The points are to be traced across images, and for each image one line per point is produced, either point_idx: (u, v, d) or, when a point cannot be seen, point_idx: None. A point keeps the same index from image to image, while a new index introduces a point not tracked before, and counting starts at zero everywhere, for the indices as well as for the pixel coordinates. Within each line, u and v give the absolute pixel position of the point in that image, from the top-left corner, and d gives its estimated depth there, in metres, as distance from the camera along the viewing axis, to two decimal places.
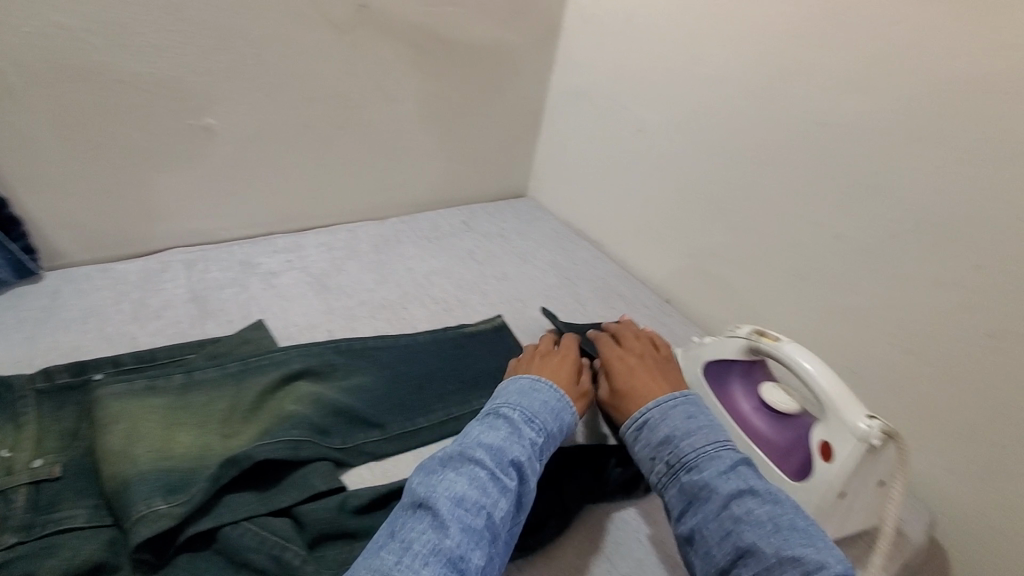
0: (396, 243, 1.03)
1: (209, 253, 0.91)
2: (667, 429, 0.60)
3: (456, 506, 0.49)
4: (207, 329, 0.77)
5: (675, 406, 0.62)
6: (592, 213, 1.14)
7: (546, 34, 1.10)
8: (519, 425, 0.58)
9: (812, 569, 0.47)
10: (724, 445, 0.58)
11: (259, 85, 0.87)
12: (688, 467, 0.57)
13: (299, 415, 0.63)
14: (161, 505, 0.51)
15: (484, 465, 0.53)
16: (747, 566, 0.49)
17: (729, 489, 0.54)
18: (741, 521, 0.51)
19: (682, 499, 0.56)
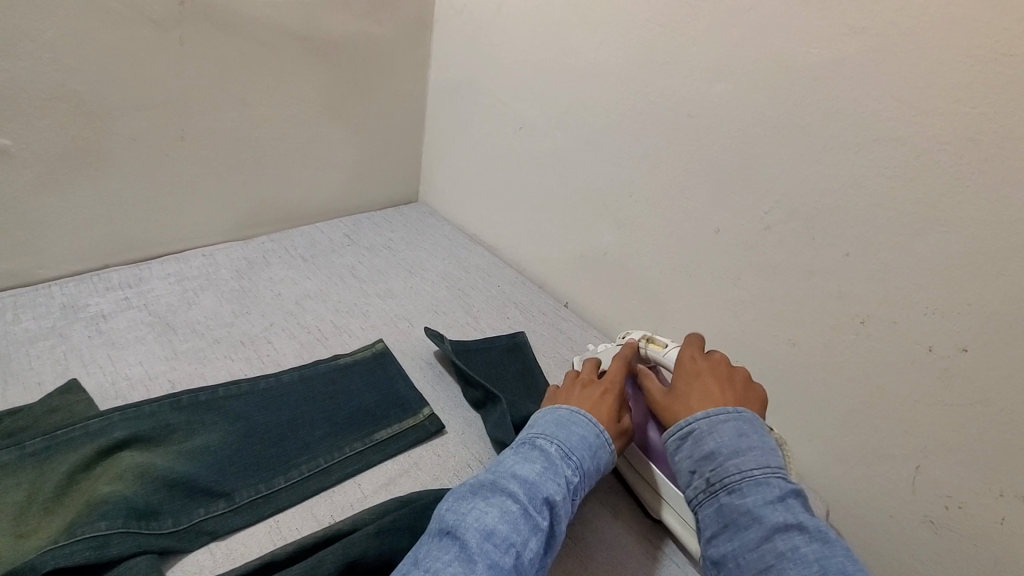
0: (263, 265, 0.92)
1: (22, 298, 0.76)
2: (713, 444, 0.51)
3: (485, 539, 0.44)
4: (9, 396, 0.63)
5: (727, 422, 0.52)
6: (485, 217, 1.08)
7: (417, 26, 1.02)
8: (557, 462, 0.53)
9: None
10: (774, 469, 0.49)
11: (61, 94, 0.72)
12: (730, 489, 0.48)
13: (113, 499, 0.52)
14: None
15: (517, 499, 0.48)
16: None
17: (774, 521, 0.45)
18: (785, 559, 0.43)
19: (719, 523, 0.48)
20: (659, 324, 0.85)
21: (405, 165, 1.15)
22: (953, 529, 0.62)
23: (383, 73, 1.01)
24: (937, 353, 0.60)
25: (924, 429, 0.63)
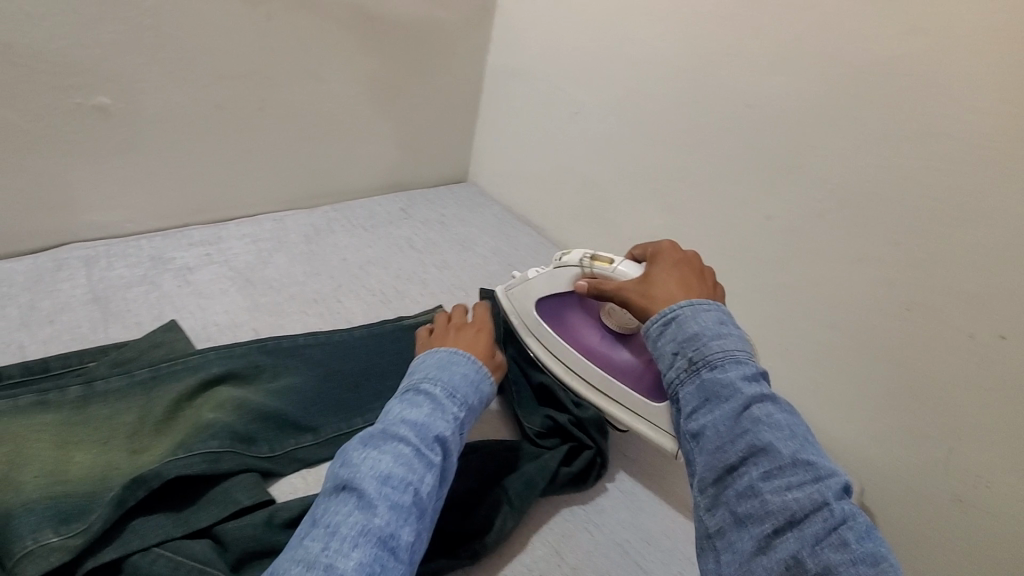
0: (327, 233, 0.97)
1: (114, 248, 0.82)
2: (697, 326, 0.49)
3: (382, 484, 0.45)
4: (112, 333, 0.69)
5: (710, 309, 0.50)
6: (534, 198, 1.12)
7: (480, 12, 1.06)
8: (442, 401, 0.54)
9: (823, 475, 0.41)
10: (752, 351, 0.48)
11: (160, 60, 0.77)
12: (712, 365, 0.47)
13: (219, 424, 0.57)
14: (54, 537, 0.44)
15: (408, 442, 0.49)
16: (757, 466, 0.41)
17: (754, 392, 0.45)
18: (761, 423, 0.43)
19: (699, 397, 0.46)
20: None
21: (457, 145, 1.19)
22: (979, 506, 0.66)
23: (444, 55, 1.05)
24: (979, 340, 0.64)
25: (960, 412, 0.66)
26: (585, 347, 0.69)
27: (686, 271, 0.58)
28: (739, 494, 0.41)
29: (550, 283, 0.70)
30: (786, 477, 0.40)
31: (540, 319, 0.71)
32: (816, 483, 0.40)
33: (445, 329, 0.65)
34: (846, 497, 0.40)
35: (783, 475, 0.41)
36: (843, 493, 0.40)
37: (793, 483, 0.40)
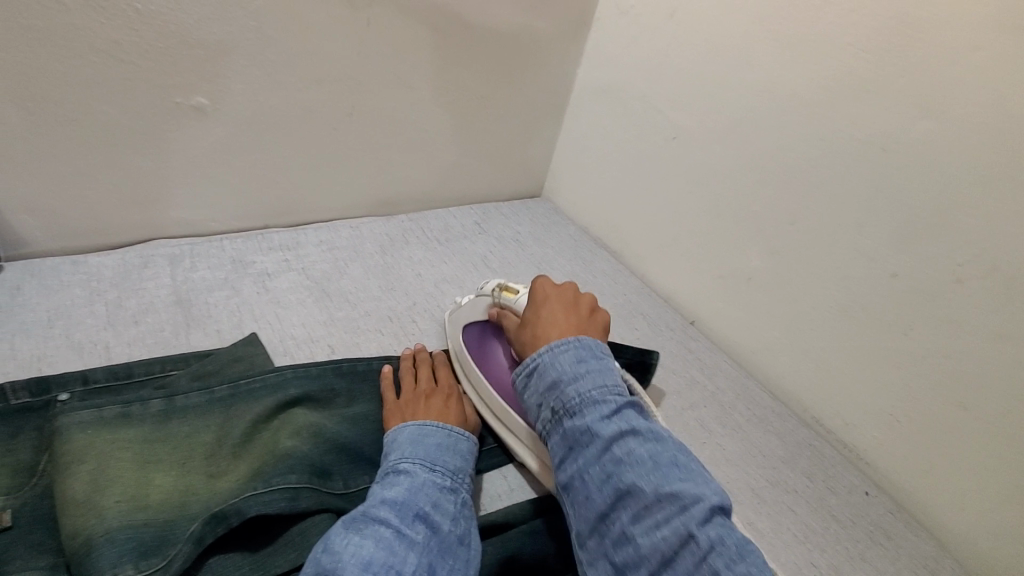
0: (402, 244, 0.95)
1: (197, 247, 0.82)
2: (554, 373, 0.53)
3: (363, 572, 0.44)
4: (193, 340, 0.68)
5: (565, 350, 0.54)
6: (613, 222, 1.07)
7: (579, 23, 1.00)
8: (419, 475, 0.53)
9: (688, 503, 0.44)
10: (610, 387, 0.52)
11: (259, 62, 0.76)
12: (572, 414, 0.51)
13: (297, 455, 0.54)
14: (134, 574, 0.43)
15: (390, 524, 0.48)
16: (626, 510, 0.45)
17: (609, 431, 0.48)
18: (623, 464, 0.47)
19: (565, 446, 0.51)
20: (798, 360, 0.81)
21: (537, 160, 1.15)
22: None
23: (537, 67, 1.01)
24: None
25: None
26: (490, 376, 0.68)
27: (558, 303, 0.61)
28: (616, 540, 0.45)
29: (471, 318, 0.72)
30: (654, 516, 0.44)
31: (461, 347, 0.72)
32: (680, 514, 0.43)
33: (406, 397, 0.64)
34: (713, 516, 0.43)
35: (651, 515, 0.44)
36: (708, 515, 0.43)
37: (660, 521, 0.44)
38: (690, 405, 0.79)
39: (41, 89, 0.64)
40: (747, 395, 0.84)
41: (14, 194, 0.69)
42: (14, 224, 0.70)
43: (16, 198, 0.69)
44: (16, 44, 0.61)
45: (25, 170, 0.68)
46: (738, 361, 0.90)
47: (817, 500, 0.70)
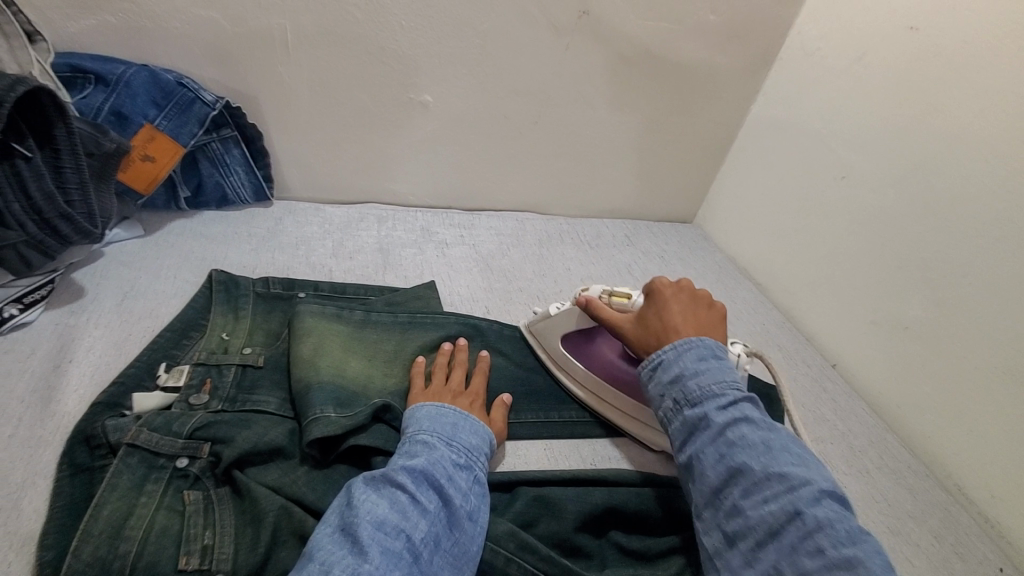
0: (558, 242, 1.07)
1: (400, 214, 1.02)
2: (677, 370, 0.57)
3: (376, 529, 0.45)
4: (387, 279, 0.87)
5: (689, 348, 0.58)
6: (764, 256, 1.08)
7: (762, 61, 1.04)
8: (440, 450, 0.54)
9: (796, 485, 0.46)
10: (727, 382, 0.54)
11: (475, 72, 0.92)
12: (693, 404, 0.54)
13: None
14: (332, 413, 0.57)
15: (406, 489, 0.49)
16: (737, 486, 0.48)
17: (724, 420, 0.52)
18: (734, 447, 0.50)
19: (686, 433, 0.54)
20: (950, 423, 0.76)
21: (697, 187, 1.20)
22: None
23: (712, 99, 1.07)
24: None
25: None
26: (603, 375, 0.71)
27: (665, 287, 0.66)
28: (728, 513, 0.48)
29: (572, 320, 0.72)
30: (762, 492, 0.47)
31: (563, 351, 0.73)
32: (788, 494, 0.45)
33: (439, 383, 0.66)
34: (823, 499, 0.45)
35: (759, 490, 0.47)
36: (817, 498, 0.45)
37: (768, 496, 0.46)
38: (816, 438, 0.78)
39: (327, 78, 0.87)
40: (881, 445, 0.80)
41: (292, 152, 0.93)
42: (285, 174, 0.95)
43: (292, 155, 0.94)
44: (320, 44, 0.84)
45: (302, 135, 0.92)
46: (879, 413, 0.86)
47: (941, 561, 0.65)
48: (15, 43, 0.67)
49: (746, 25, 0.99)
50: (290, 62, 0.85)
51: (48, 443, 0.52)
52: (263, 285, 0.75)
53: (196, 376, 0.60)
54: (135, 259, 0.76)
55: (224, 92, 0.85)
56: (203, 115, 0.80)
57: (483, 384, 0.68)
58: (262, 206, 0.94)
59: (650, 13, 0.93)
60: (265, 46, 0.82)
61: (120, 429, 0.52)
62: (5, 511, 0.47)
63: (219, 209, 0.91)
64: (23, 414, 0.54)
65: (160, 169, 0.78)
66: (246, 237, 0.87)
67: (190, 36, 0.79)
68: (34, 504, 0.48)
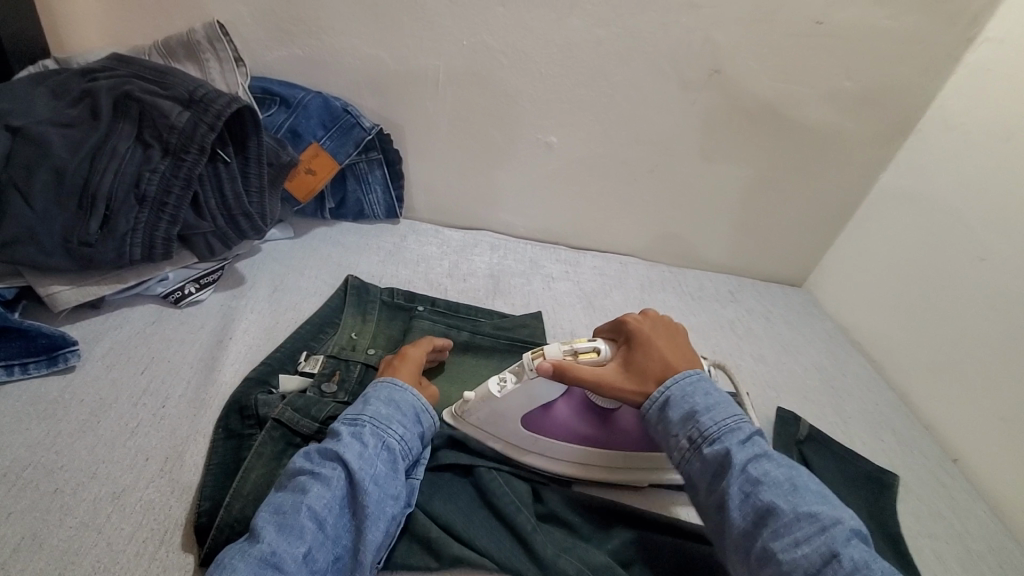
0: (660, 289, 1.07)
1: (511, 244, 1.08)
2: (688, 404, 0.55)
3: (273, 512, 0.47)
4: (496, 304, 0.92)
5: (693, 381, 0.57)
6: (881, 331, 1.03)
7: (897, 131, 1.01)
8: (340, 426, 0.54)
9: (828, 525, 0.45)
10: (741, 417, 0.54)
11: (601, 119, 0.97)
12: (709, 441, 0.53)
13: None
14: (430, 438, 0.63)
15: (304, 470, 0.51)
16: (767, 528, 0.47)
17: (744, 457, 0.51)
18: (758, 485, 0.49)
19: (706, 472, 0.52)
20: None
21: (812, 251, 1.16)
22: None
23: (838, 165, 1.04)
24: None
25: None
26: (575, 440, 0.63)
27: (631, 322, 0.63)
28: (760, 558, 0.46)
29: (533, 392, 0.60)
30: (794, 535, 0.45)
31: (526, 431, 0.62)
32: (822, 534, 0.45)
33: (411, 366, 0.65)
34: (854, 539, 0.45)
35: (792, 533, 0.45)
36: (850, 539, 0.45)
37: (801, 540, 0.45)
38: (927, 534, 0.73)
39: (466, 114, 0.95)
40: (1004, 554, 0.73)
41: (422, 177, 1.02)
42: (414, 196, 1.04)
43: (422, 180, 1.02)
44: (463, 84, 0.92)
45: (434, 164, 1.01)
46: (1007, 521, 0.77)
47: None
48: (226, 66, 0.81)
49: (885, 94, 0.96)
50: (436, 98, 0.93)
51: (209, 406, 0.60)
52: (388, 294, 0.82)
53: (329, 366, 0.67)
54: (286, 257, 0.87)
55: (377, 120, 0.95)
56: (359, 138, 0.90)
57: (417, 350, 0.68)
58: (390, 223, 1.04)
59: (783, 76, 0.93)
60: (418, 82, 0.92)
61: (268, 404, 0.59)
62: (173, 459, 0.55)
63: (354, 222, 1.01)
64: (192, 379, 0.63)
65: (318, 182, 0.89)
66: (377, 249, 0.96)
67: (356, 70, 0.90)
68: (194, 458, 0.55)
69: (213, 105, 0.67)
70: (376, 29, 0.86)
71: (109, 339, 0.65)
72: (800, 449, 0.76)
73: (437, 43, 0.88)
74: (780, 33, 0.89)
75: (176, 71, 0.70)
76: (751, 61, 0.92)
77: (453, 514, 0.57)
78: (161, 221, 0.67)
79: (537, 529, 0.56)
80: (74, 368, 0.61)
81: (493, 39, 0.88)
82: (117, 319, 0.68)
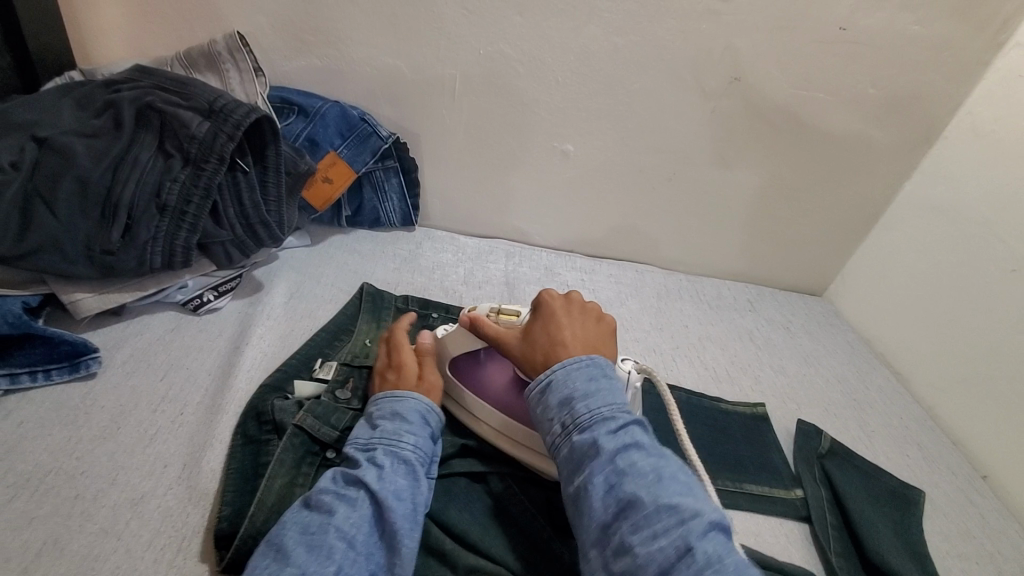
0: (677, 298, 1.06)
1: (526, 252, 1.08)
2: (566, 391, 0.53)
3: (300, 536, 0.46)
4: None
5: (578, 368, 0.55)
6: (906, 342, 1.00)
7: (922, 138, 0.98)
8: (356, 450, 0.54)
9: (686, 516, 0.43)
10: (619, 406, 0.52)
11: (618, 127, 0.96)
12: (581, 429, 0.51)
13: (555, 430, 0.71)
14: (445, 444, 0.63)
15: (326, 492, 0.50)
16: (626, 520, 0.45)
17: (615, 447, 0.49)
18: (624, 475, 0.47)
19: (574, 460, 0.50)
20: None
21: (833, 260, 1.13)
22: None
23: (861, 172, 1.02)
24: None
25: None
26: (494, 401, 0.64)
27: (554, 300, 0.63)
28: (616, 551, 0.44)
29: (460, 345, 0.66)
30: (652, 526, 0.43)
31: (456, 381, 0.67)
32: (678, 526, 0.43)
33: (408, 375, 0.63)
34: (711, 531, 0.43)
35: (649, 525, 0.43)
36: (707, 531, 0.43)
37: (658, 531, 0.43)
38: (958, 555, 0.70)
39: (482, 122, 0.95)
40: None
41: (437, 185, 1.02)
42: (430, 204, 1.04)
43: (438, 187, 1.03)
44: (480, 93, 0.92)
45: (450, 172, 1.01)
46: None
47: None
48: (245, 75, 0.82)
49: (910, 101, 0.94)
50: (453, 106, 0.93)
51: (226, 412, 0.61)
52: (403, 301, 0.82)
53: (342, 373, 0.66)
54: (303, 264, 0.87)
55: (394, 128, 0.96)
56: (376, 147, 0.91)
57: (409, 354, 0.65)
58: (406, 230, 1.04)
59: (805, 82, 0.92)
60: (435, 91, 0.92)
61: (284, 411, 0.59)
62: (190, 466, 0.55)
63: (371, 229, 1.02)
64: (209, 385, 0.64)
65: (334, 190, 0.90)
66: (391, 256, 0.96)
67: (373, 78, 0.91)
68: (210, 465, 0.56)
69: (232, 115, 0.68)
70: (393, 38, 0.87)
71: (129, 346, 0.66)
72: (823, 465, 0.74)
73: (454, 52, 0.88)
74: (801, 39, 0.88)
75: (196, 82, 0.71)
76: (772, 67, 0.90)
77: (469, 522, 0.57)
78: (181, 230, 0.68)
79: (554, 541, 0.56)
80: (94, 374, 0.62)
81: (511, 48, 0.88)
82: (138, 325, 0.69)
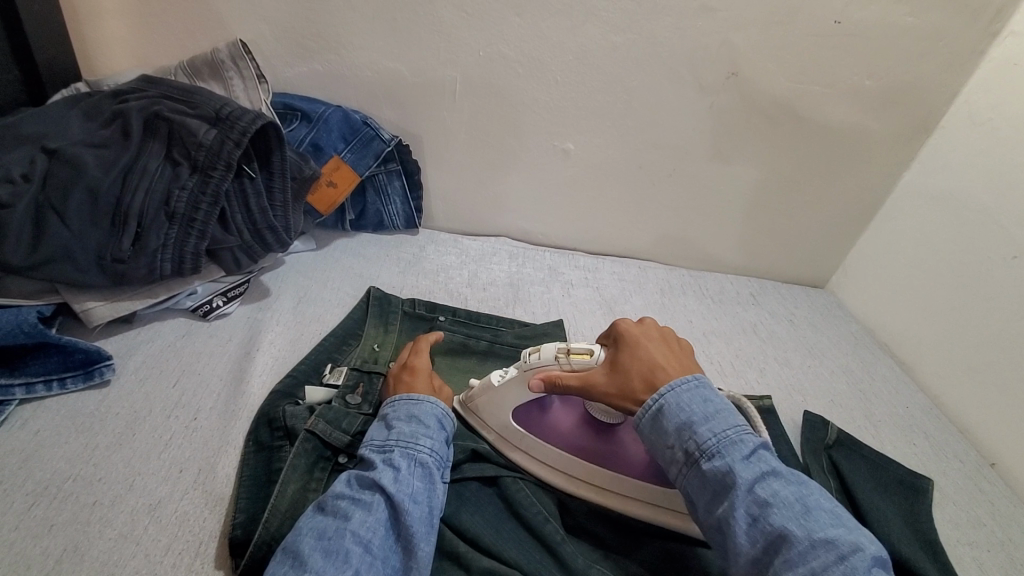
0: (680, 293, 1.07)
1: (529, 252, 1.09)
2: (684, 416, 0.53)
3: (316, 541, 0.46)
4: (517, 313, 0.92)
5: (690, 391, 0.54)
6: (909, 332, 1.01)
7: (921, 128, 0.99)
8: (372, 453, 0.54)
9: (845, 551, 0.43)
10: (744, 429, 0.52)
11: (618, 125, 0.97)
12: (710, 456, 0.50)
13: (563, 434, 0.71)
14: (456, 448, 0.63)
15: (342, 497, 0.50)
16: (779, 554, 0.44)
17: (751, 475, 0.48)
18: (767, 506, 0.46)
19: (708, 489, 0.50)
20: None
21: (834, 252, 1.14)
22: None
23: (860, 164, 1.02)
24: None
25: None
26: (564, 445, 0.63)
27: (630, 326, 0.62)
28: None
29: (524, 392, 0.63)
30: (809, 561, 0.43)
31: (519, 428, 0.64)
32: (839, 562, 0.42)
33: (425, 378, 0.64)
34: (872, 564, 0.42)
35: (807, 559, 0.43)
36: (870, 565, 0.42)
37: (816, 567, 0.42)
38: (967, 541, 0.71)
39: (483, 124, 0.96)
40: None
41: (440, 187, 1.03)
42: (432, 206, 1.05)
43: (440, 190, 1.03)
44: (481, 94, 0.93)
45: (453, 174, 1.02)
46: None
47: None
48: (249, 83, 0.82)
49: (907, 91, 0.95)
50: (454, 108, 0.94)
51: (239, 417, 0.61)
52: (410, 304, 0.82)
53: (351, 379, 0.67)
54: (308, 270, 0.88)
55: (396, 131, 0.97)
56: (379, 150, 0.92)
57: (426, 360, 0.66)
58: (409, 233, 1.05)
59: (803, 76, 0.93)
60: (435, 93, 0.93)
61: (296, 416, 0.60)
62: (206, 471, 0.56)
63: (374, 232, 1.02)
64: (221, 391, 0.64)
65: (338, 195, 0.91)
66: (396, 259, 0.97)
67: (374, 82, 0.91)
68: (226, 470, 0.56)
69: (239, 122, 0.68)
70: (393, 42, 0.88)
71: (141, 354, 0.67)
72: (829, 455, 0.75)
73: (454, 54, 0.89)
74: (797, 34, 0.89)
75: (202, 90, 0.72)
76: (770, 62, 0.91)
77: (481, 525, 0.57)
78: (190, 236, 0.68)
79: (566, 541, 0.56)
80: (108, 382, 0.62)
81: (510, 49, 0.89)
82: (149, 333, 0.70)
